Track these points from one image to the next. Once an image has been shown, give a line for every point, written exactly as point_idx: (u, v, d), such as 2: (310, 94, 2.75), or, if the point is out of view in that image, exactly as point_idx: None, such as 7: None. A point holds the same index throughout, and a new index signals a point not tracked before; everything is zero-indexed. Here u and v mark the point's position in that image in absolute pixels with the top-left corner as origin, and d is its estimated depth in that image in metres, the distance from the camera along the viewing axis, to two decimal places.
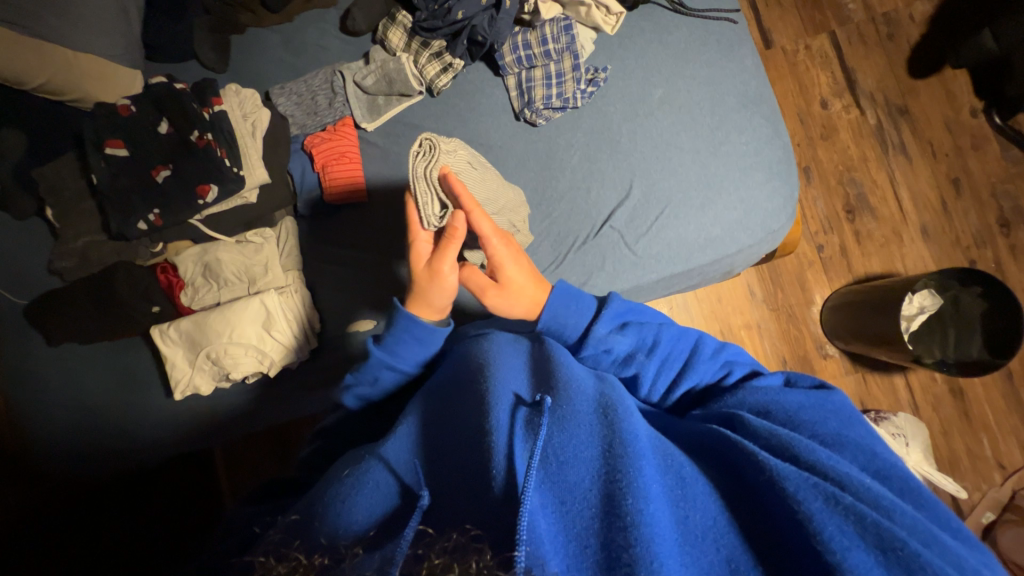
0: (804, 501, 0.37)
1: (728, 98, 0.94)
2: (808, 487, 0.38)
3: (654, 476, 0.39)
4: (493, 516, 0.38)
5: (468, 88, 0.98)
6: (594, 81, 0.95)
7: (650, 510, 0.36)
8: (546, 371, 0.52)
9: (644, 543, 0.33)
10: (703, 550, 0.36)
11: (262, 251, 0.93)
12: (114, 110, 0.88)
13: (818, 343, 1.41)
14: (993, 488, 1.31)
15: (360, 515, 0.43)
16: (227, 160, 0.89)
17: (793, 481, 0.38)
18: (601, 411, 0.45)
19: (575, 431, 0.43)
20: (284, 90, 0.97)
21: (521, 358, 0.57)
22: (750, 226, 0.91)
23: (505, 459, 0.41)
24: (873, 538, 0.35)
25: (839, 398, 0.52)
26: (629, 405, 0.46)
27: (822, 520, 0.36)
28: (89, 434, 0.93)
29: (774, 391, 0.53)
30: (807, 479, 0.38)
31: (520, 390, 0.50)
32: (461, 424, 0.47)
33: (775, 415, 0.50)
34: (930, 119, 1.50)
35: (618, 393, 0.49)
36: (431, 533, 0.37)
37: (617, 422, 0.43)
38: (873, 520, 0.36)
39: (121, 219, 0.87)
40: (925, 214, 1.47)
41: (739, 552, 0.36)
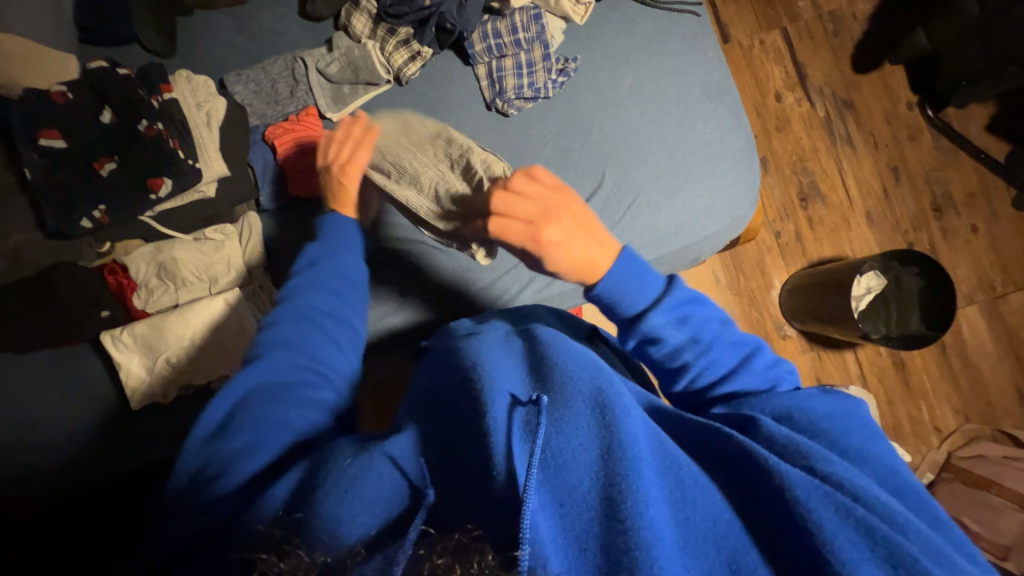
0: (815, 510, 0.39)
1: (693, 88, 0.97)
2: (820, 497, 0.40)
3: (652, 479, 0.40)
4: (495, 513, 0.39)
5: (438, 78, 0.96)
6: (565, 71, 0.95)
7: (649, 514, 0.37)
8: (542, 369, 0.52)
9: (644, 547, 0.35)
10: (704, 552, 0.37)
11: (223, 248, 0.89)
12: (46, 95, 0.80)
13: (777, 324, 1.49)
14: (931, 450, 1.44)
15: (365, 514, 0.42)
16: (181, 152, 0.84)
17: (805, 490, 0.40)
18: (601, 407, 0.45)
19: (572, 433, 0.43)
20: (241, 77, 0.92)
21: (514, 358, 0.56)
22: (717, 212, 0.94)
23: (505, 458, 0.42)
24: (887, 556, 0.37)
25: (864, 416, 0.54)
26: (626, 404, 0.45)
27: (832, 529, 0.38)
28: (24, 457, 0.82)
29: (799, 397, 0.55)
30: (819, 489, 0.40)
31: (516, 389, 0.49)
32: (455, 427, 0.47)
33: (797, 420, 0.52)
34: (872, 112, 1.60)
35: (615, 387, 0.49)
36: (433, 533, 0.37)
37: (616, 424, 0.43)
38: (884, 535, 0.37)
39: (61, 218, 0.79)
40: (869, 200, 1.57)
41: (741, 553, 0.37)
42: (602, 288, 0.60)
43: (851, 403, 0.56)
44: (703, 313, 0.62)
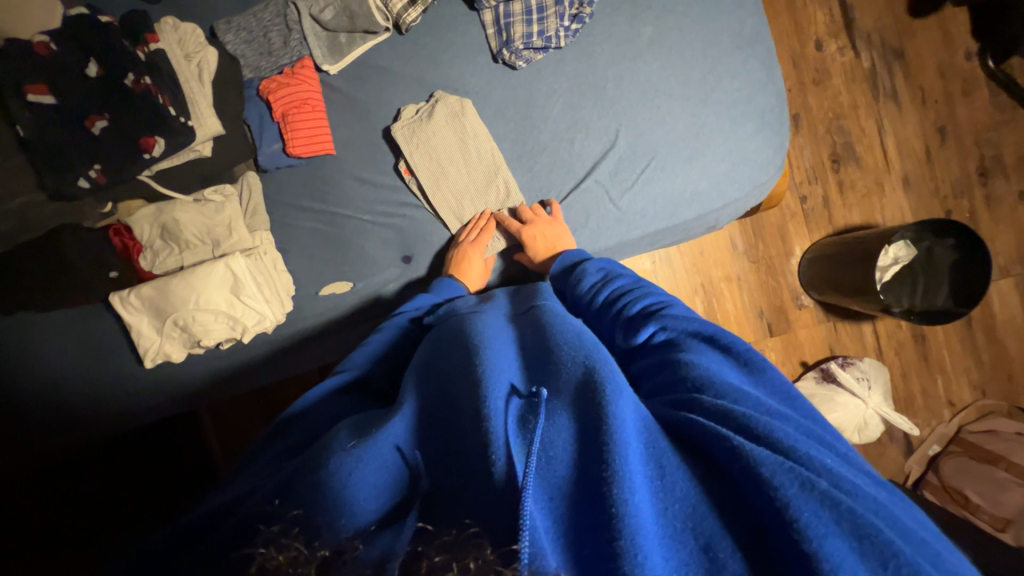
0: (780, 487, 0.37)
1: (723, 37, 0.87)
2: (785, 472, 0.37)
3: (638, 468, 0.39)
4: (493, 510, 0.38)
5: (440, 25, 0.89)
6: (580, 17, 0.85)
7: (635, 502, 0.36)
8: (541, 358, 0.53)
9: (630, 536, 0.34)
10: (681, 540, 0.36)
11: (224, 210, 0.86)
12: (28, 47, 0.76)
13: (794, 294, 1.44)
14: (942, 424, 1.42)
15: (370, 498, 0.43)
16: (172, 109, 0.80)
17: (769, 467, 0.38)
18: (592, 390, 0.44)
19: (565, 424, 0.43)
20: (231, 25, 0.87)
21: (512, 348, 0.57)
22: (737, 178, 0.88)
23: (506, 450, 0.41)
24: (846, 523, 0.35)
25: (774, 376, 0.50)
26: (619, 385, 0.44)
27: (798, 505, 0.36)
28: (51, 408, 0.87)
29: (736, 385, 0.48)
30: (783, 464, 0.38)
31: (514, 380, 0.50)
32: (456, 414, 0.48)
33: (716, 387, 0.47)
34: (923, 63, 1.46)
35: (608, 365, 0.48)
36: (429, 529, 0.38)
37: (605, 405, 0.42)
38: (846, 507, 0.36)
39: (58, 177, 0.77)
40: (908, 163, 1.46)
41: (720, 539, 0.36)
42: (588, 263, 0.76)
43: (758, 362, 0.51)
44: (644, 287, 0.68)
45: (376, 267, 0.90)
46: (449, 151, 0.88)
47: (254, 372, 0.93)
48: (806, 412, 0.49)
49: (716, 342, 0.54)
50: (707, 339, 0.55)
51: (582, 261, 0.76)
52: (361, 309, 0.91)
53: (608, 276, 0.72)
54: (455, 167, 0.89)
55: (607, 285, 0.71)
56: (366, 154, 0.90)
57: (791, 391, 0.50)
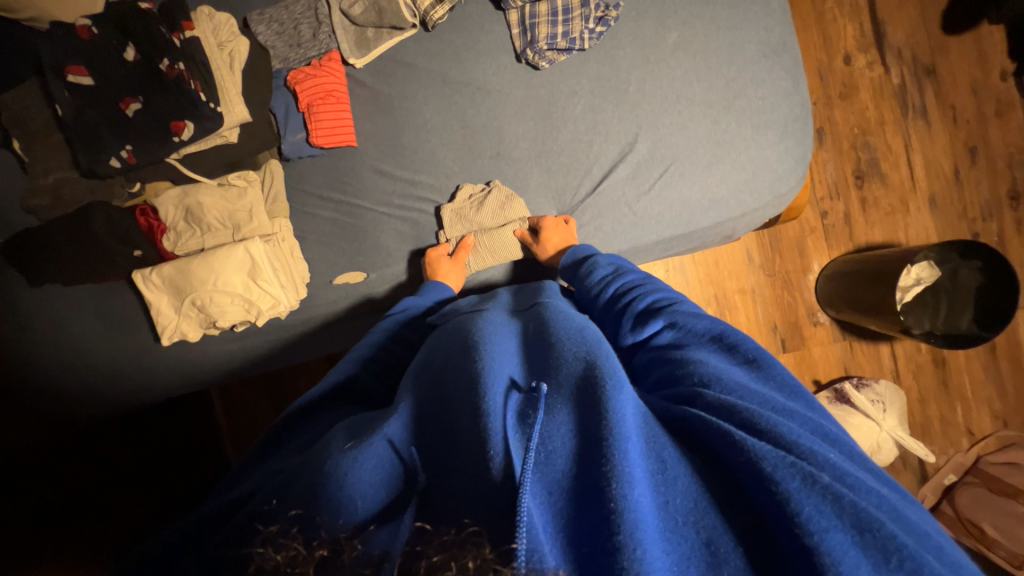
0: (782, 482, 0.36)
1: (749, 45, 0.84)
2: (786, 467, 0.37)
3: (638, 459, 0.39)
4: (491, 507, 0.38)
5: (465, 24, 0.89)
6: (605, 20, 0.84)
7: (635, 496, 0.36)
8: (541, 352, 0.53)
9: (629, 530, 0.34)
10: (682, 535, 0.36)
11: (246, 196, 0.88)
12: (72, 31, 0.78)
13: (809, 310, 1.42)
14: (959, 453, 1.37)
15: (362, 488, 0.43)
16: (203, 95, 0.80)
17: (770, 461, 0.37)
18: (593, 385, 0.44)
19: (565, 418, 0.43)
20: (264, 16, 0.89)
21: (513, 342, 0.57)
22: (757, 187, 0.85)
23: (504, 444, 0.41)
24: (851, 519, 0.34)
25: (779, 371, 0.49)
26: (618, 378, 0.45)
27: (800, 499, 0.35)
28: (70, 381, 0.90)
29: (742, 383, 0.47)
30: (785, 458, 0.37)
31: (515, 374, 0.50)
32: (454, 405, 0.48)
33: (723, 384, 0.47)
34: (956, 82, 1.44)
35: (609, 360, 0.48)
36: (429, 529, 0.38)
37: (602, 396, 0.42)
38: (850, 500, 0.35)
39: (92, 157, 0.80)
40: (935, 182, 1.43)
41: (720, 535, 0.36)
42: (600, 257, 0.77)
43: (766, 360, 0.50)
44: (652, 283, 0.68)
45: (390, 258, 0.92)
46: (468, 155, 0.91)
47: (266, 358, 0.95)
48: (812, 405, 0.48)
49: (725, 340, 0.54)
50: (715, 337, 0.55)
51: (592, 255, 0.77)
52: (375, 300, 0.93)
53: (618, 269, 0.73)
54: (478, 173, 0.91)
55: (617, 278, 0.71)
56: (386, 148, 0.91)
57: (797, 385, 0.49)
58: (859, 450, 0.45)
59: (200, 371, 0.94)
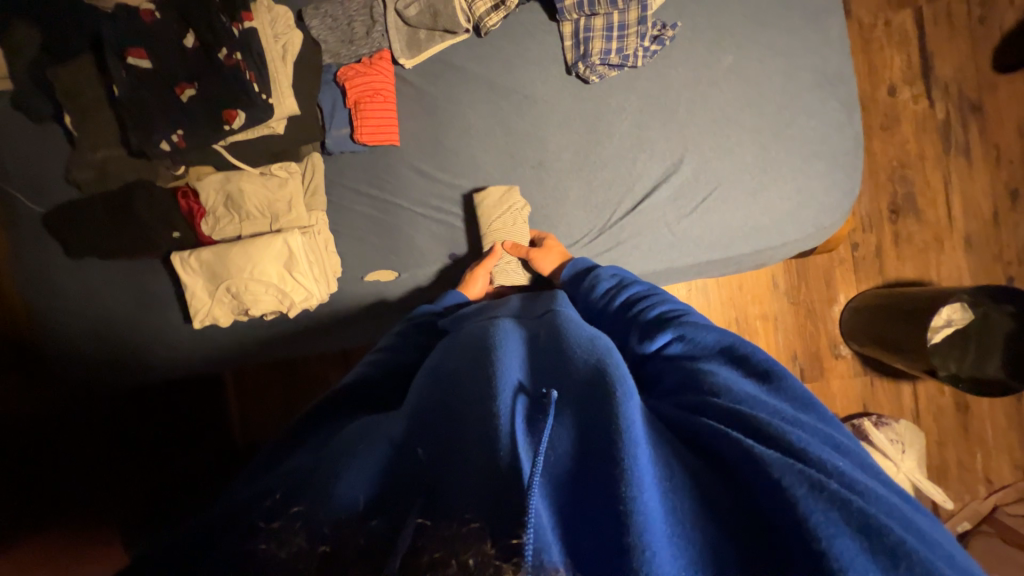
0: (790, 488, 0.34)
1: (804, 74, 0.83)
2: (794, 473, 0.35)
3: (646, 459, 0.37)
4: (489, 498, 0.36)
5: (517, 31, 0.89)
6: (660, 39, 0.83)
7: (644, 499, 0.34)
8: (551, 356, 0.52)
9: (638, 533, 0.32)
10: (689, 539, 0.34)
11: (287, 187, 0.88)
12: (136, 14, 0.79)
13: (831, 342, 1.39)
14: (975, 500, 1.35)
15: (348, 484, 0.40)
16: (256, 86, 0.81)
17: (778, 467, 0.35)
18: (602, 386, 0.43)
19: (572, 422, 0.42)
20: (319, 10, 0.89)
21: (523, 346, 0.55)
22: (801, 218, 0.84)
23: (511, 439, 0.40)
24: (858, 524, 0.32)
25: (792, 386, 0.47)
26: (628, 382, 0.44)
27: (807, 506, 0.33)
28: (96, 352, 0.92)
29: (753, 395, 0.46)
30: (794, 466, 0.36)
31: (524, 377, 0.49)
32: (460, 404, 0.46)
33: (731, 394, 0.46)
34: (1002, 122, 1.41)
35: (618, 365, 0.47)
36: (429, 526, 0.36)
37: (611, 397, 0.41)
38: (858, 507, 0.33)
39: (142, 137, 0.80)
40: (972, 223, 1.41)
41: (726, 544, 0.34)
42: (608, 270, 0.78)
43: (777, 373, 0.48)
44: (660, 296, 0.69)
45: (422, 259, 0.93)
46: (510, 163, 0.90)
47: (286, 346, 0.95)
48: (827, 420, 0.45)
49: (734, 352, 0.53)
50: (725, 350, 0.54)
51: (595, 267, 0.79)
52: (403, 300, 0.93)
53: (621, 282, 0.74)
54: (519, 182, 0.90)
55: (621, 290, 0.72)
56: (427, 150, 0.92)
57: (810, 398, 0.46)
58: (879, 467, 0.43)
59: (214, 349, 0.93)
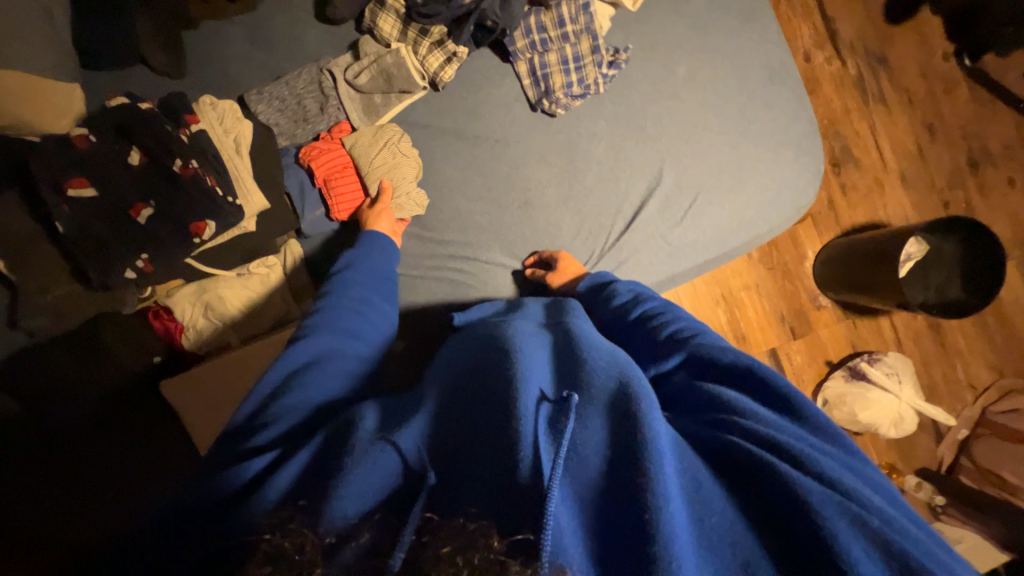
0: (826, 518, 0.37)
1: (754, 72, 0.87)
2: (832, 504, 0.38)
3: (673, 478, 0.39)
4: (510, 508, 0.38)
5: (474, 78, 0.88)
6: (616, 63, 0.86)
7: (671, 510, 0.37)
8: (571, 361, 0.51)
9: (664, 542, 0.35)
10: (719, 555, 0.38)
11: (270, 282, 0.85)
12: (67, 141, 0.71)
13: (811, 295, 1.48)
14: (966, 407, 1.46)
15: (358, 485, 0.42)
16: (220, 190, 0.76)
17: (816, 497, 0.38)
18: (630, 412, 0.43)
19: (598, 429, 0.43)
20: (263, 94, 0.85)
21: (546, 347, 0.54)
22: (782, 204, 0.88)
23: (533, 450, 0.40)
24: (895, 564, 0.35)
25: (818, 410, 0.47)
26: (655, 406, 0.44)
27: (846, 543, 0.36)
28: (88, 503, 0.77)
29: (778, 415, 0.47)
30: (831, 497, 0.38)
31: (545, 384, 0.48)
32: (474, 420, 0.45)
33: (755, 411, 0.47)
34: (905, 66, 1.55)
35: (642, 383, 0.47)
36: (437, 519, 0.37)
37: (642, 424, 0.41)
38: (897, 549, 0.36)
39: (103, 272, 0.72)
40: (903, 160, 1.54)
41: (757, 557, 0.37)
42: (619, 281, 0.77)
43: (802, 399, 0.47)
44: (676, 310, 0.67)
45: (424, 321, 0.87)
46: (496, 210, 0.89)
47: None
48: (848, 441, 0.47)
49: (752, 374, 0.51)
50: (747, 369, 0.52)
51: (613, 282, 0.77)
52: None
53: (639, 297, 0.72)
54: (512, 226, 0.89)
55: (638, 303, 0.70)
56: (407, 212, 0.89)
57: (835, 430, 0.46)
58: (896, 491, 0.45)
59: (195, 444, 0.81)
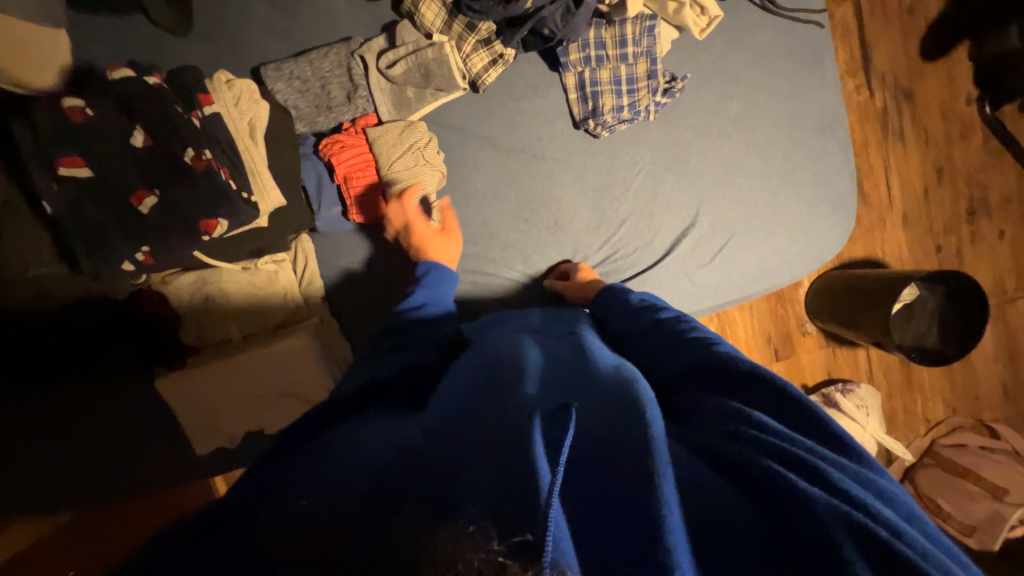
0: (847, 545, 0.31)
1: (806, 120, 0.86)
2: (852, 526, 0.32)
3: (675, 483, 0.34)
4: (491, 498, 0.32)
5: (518, 85, 0.82)
6: (670, 91, 0.82)
7: (673, 520, 0.31)
8: (572, 375, 0.46)
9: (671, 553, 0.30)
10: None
11: (277, 280, 0.79)
12: (58, 111, 0.60)
13: (799, 321, 1.44)
14: (917, 437, 1.43)
15: (342, 458, 0.39)
16: (234, 183, 0.69)
17: (835, 519, 0.32)
18: (633, 410, 0.38)
19: (593, 429, 0.37)
20: (281, 70, 0.77)
21: (544, 363, 0.50)
22: (808, 258, 0.88)
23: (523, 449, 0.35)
24: None
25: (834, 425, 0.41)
26: (656, 408, 0.39)
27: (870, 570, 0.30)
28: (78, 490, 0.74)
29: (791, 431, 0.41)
30: (852, 518, 0.32)
31: (536, 387, 0.43)
32: (461, 420, 0.40)
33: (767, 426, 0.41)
34: None
35: (645, 389, 0.42)
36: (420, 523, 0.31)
37: (643, 422, 0.37)
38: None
39: (99, 265, 0.64)
40: None
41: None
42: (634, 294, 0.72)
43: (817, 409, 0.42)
44: (686, 321, 0.61)
45: None
46: (524, 227, 0.85)
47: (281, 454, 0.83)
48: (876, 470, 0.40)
49: (764, 379, 0.45)
50: (746, 377, 0.46)
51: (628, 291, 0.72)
52: None
53: (649, 307, 0.66)
54: (536, 246, 0.85)
55: (648, 312, 0.64)
56: None
57: (852, 443, 0.40)
58: (941, 536, 0.37)
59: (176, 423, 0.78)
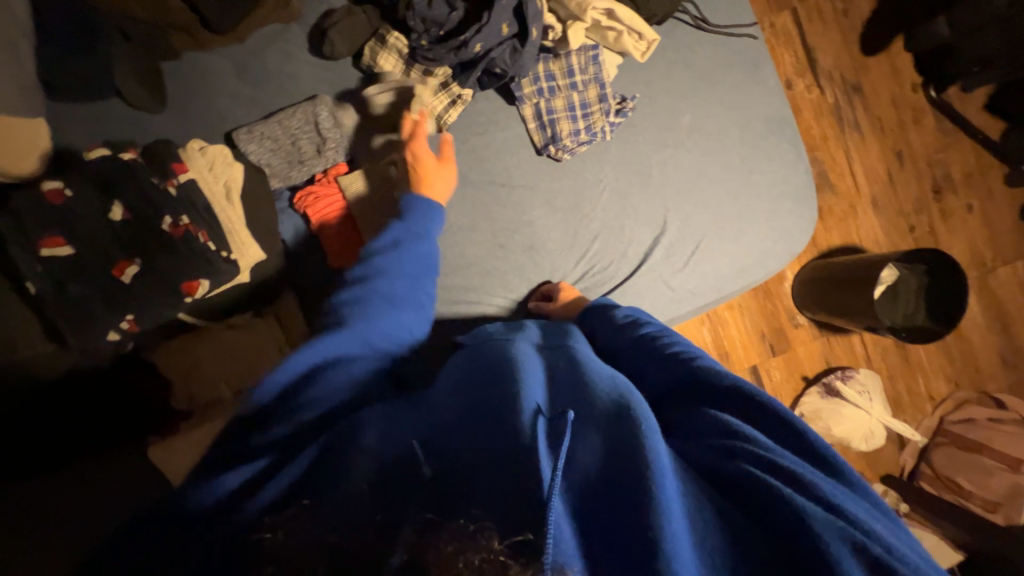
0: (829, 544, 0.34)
1: (755, 123, 0.91)
2: (835, 530, 0.34)
3: (673, 494, 0.36)
4: (507, 514, 0.35)
5: (479, 121, 0.87)
6: (623, 111, 0.86)
7: (672, 530, 0.34)
8: (570, 383, 0.48)
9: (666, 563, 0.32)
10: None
11: (261, 333, 0.81)
12: (40, 196, 0.65)
13: (790, 313, 1.43)
14: (925, 418, 1.42)
15: (350, 492, 0.41)
16: (214, 245, 0.71)
17: (819, 522, 0.35)
18: (631, 428, 0.40)
19: (595, 447, 0.40)
20: (253, 133, 0.81)
21: (543, 368, 0.51)
22: (778, 252, 0.91)
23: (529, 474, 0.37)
24: None
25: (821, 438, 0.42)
26: (653, 423, 0.41)
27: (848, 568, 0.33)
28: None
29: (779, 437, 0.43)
30: (835, 523, 0.35)
31: (540, 398, 0.45)
32: (467, 438, 0.43)
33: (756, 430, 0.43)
34: None
35: (641, 403, 0.44)
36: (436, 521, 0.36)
37: (641, 441, 0.39)
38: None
39: (84, 337, 0.64)
40: None
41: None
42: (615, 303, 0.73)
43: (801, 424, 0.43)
44: (674, 335, 0.60)
45: None
46: (500, 253, 0.87)
47: None
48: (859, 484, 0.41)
49: (752, 400, 0.45)
50: (735, 394, 0.46)
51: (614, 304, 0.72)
52: None
53: (636, 322, 0.65)
54: (514, 270, 0.87)
55: (635, 322, 0.64)
56: None
57: (834, 455, 0.41)
58: (915, 544, 0.39)
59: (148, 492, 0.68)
